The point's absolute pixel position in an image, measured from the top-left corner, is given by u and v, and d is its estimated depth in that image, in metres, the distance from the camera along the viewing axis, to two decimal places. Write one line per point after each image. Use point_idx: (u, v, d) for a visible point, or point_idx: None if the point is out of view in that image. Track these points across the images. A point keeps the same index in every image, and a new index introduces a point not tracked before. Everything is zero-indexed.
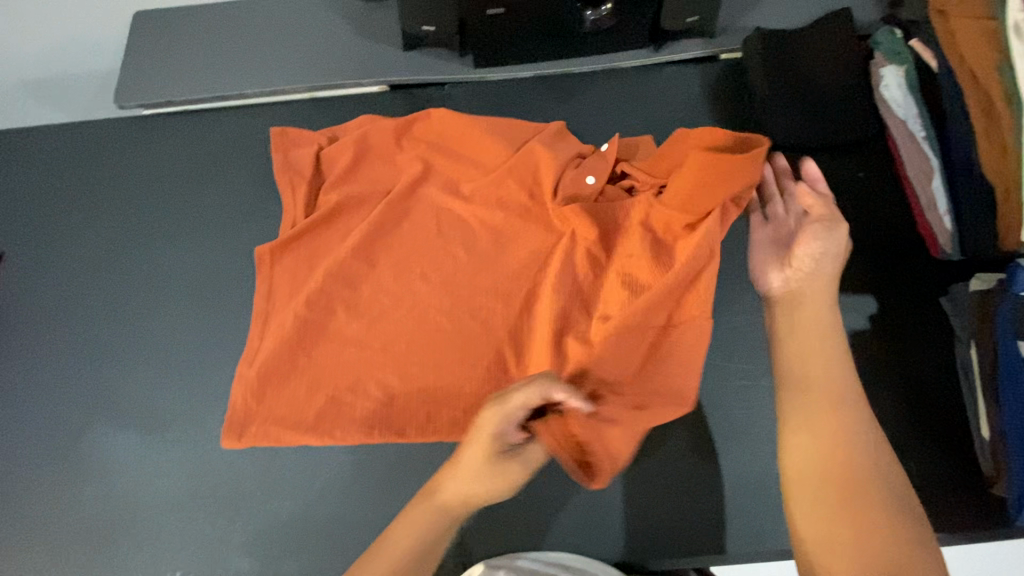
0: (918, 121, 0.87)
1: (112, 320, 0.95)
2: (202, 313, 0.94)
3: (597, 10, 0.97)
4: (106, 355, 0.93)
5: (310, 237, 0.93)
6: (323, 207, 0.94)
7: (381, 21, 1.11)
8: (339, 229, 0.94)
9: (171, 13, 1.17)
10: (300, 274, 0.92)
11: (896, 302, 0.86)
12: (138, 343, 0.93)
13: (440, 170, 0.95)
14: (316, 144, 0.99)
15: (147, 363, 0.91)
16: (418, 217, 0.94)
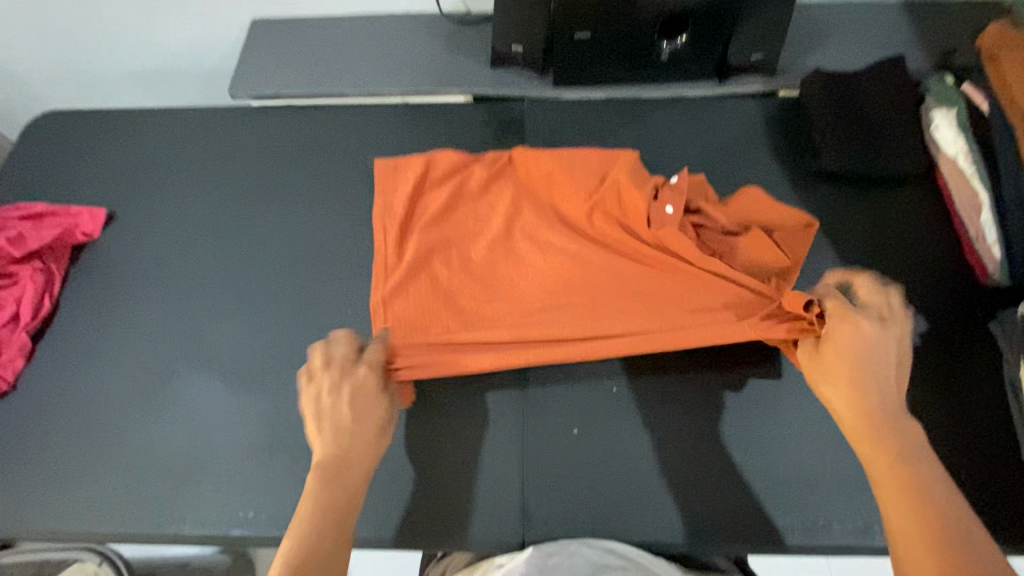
0: (969, 158, 0.95)
1: (208, 280, 1.03)
2: (289, 279, 1.02)
3: (673, 41, 1.07)
4: (202, 310, 1.00)
5: (410, 278, 0.95)
6: (416, 245, 0.97)
7: (472, 40, 1.24)
8: (438, 246, 0.98)
9: (283, 21, 1.31)
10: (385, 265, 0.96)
11: (945, 323, 0.91)
12: (230, 301, 1.01)
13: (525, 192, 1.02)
14: (405, 187, 1.03)
15: (238, 320, 0.99)
16: (518, 254, 0.97)
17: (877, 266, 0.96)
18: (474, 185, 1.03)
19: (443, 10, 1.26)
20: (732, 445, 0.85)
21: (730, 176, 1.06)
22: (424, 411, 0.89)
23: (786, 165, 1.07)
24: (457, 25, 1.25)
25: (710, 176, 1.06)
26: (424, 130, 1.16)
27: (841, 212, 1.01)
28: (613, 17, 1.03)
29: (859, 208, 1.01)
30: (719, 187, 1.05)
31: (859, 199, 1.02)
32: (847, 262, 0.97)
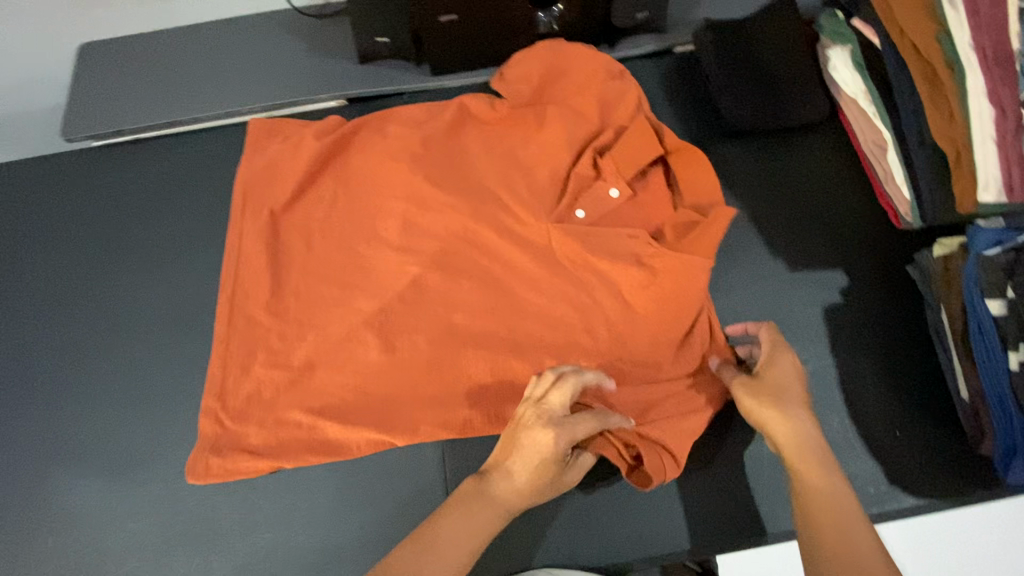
0: (868, 97, 0.88)
1: (88, 364, 0.93)
2: (173, 346, 0.93)
3: (549, 11, 0.97)
4: (85, 400, 0.91)
5: (298, 290, 0.91)
6: (278, 275, 0.92)
7: (336, 35, 1.10)
8: (298, 282, 0.91)
9: (116, 43, 1.12)
10: (265, 304, 0.90)
11: (863, 276, 0.88)
12: (116, 383, 0.91)
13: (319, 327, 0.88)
14: (264, 233, 0.94)
15: (131, 402, 0.90)
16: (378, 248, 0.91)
17: (790, 227, 0.92)
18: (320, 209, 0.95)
19: (296, 4, 1.11)
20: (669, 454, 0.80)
21: None
22: (336, 466, 0.84)
23: (690, 129, 1.00)
24: (316, 18, 1.11)
25: None
26: None
27: (748, 173, 0.96)
28: None
29: (766, 166, 0.96)
30: None
31: (765, 155, 0.97)
32: (762, 226, 0.92)
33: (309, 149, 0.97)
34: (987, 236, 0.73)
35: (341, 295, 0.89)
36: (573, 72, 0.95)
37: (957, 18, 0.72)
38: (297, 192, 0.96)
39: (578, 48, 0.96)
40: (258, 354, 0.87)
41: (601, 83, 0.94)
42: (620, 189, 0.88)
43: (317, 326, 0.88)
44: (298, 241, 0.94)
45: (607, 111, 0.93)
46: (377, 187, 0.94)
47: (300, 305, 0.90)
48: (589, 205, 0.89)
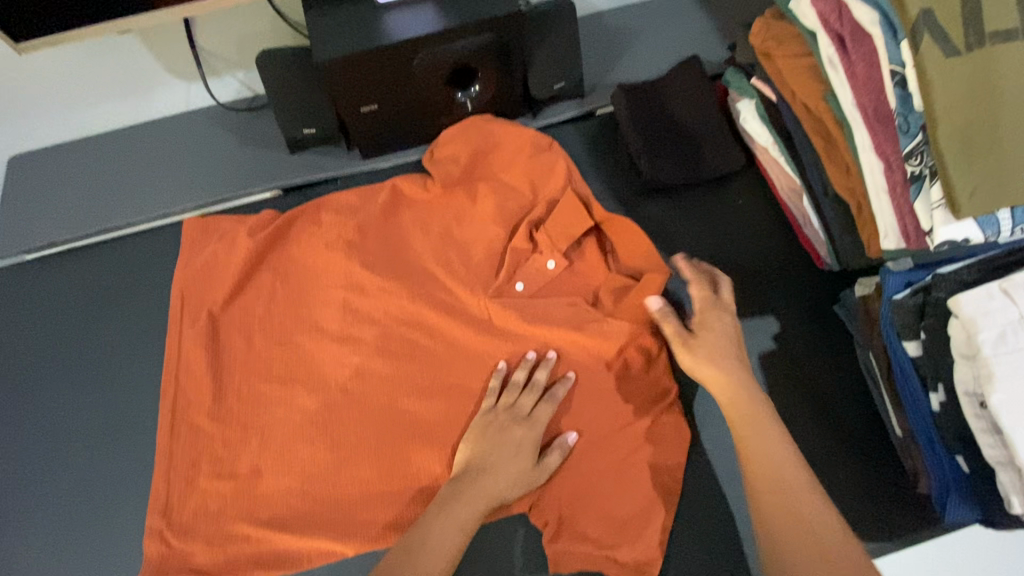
0: (776, 147, 0.93)
1: (31, 486, 0.91)
2: (121, 465, 0.92)
3: (468, 92, 1.01)
4: (32, 524, 0.89)
5: (237, 392, 0.90)
6: (215, 379, 0.90)
7: (265, 126, 1.11)
8: (238, 385, 0.90)
9: (44, 151, 1.12)
10: (207, 409, 0.89)
11: (794, 320, 0.90)
12: (63, 503, 0.90)
13: (262, 431, 0.87)
14: (199, 338, 0.92)
15: (79, 523, 0.89)
16: (317, 342, 0.91)
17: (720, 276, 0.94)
18: (255, 303, 0.94)
19: (222, 99, 1.13)
20: (624, 530, 0.79)
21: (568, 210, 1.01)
22: None
23: (617, 187, 1.03)
24: (246, 111, 1.12)
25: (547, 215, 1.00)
26: None
27: (678, 226, 0.99)
28: (391, 83, 0.93)
29: (693, 217, 1.00)
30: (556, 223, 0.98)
31: (691, 206, 1.01)
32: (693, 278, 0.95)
33: (241, 245, 0.97)
34: (897, 280, 0.76)
35: (282, 393, 0.88)
36: (503, 148, 0.98)
37: (839, 78, 0.75)
38: (231, 290, 0.95)
39: (500, 125, 0.98)
40: (202, 462, 0.86)
41: (526, 156, 0.97)
42: (558, 260, 0.90)
43: (260, 427, 0.87)
44: (235, 341, 0.93)
45: (537, 185, 0.96)
46: (312, 279, 0.94)
47: (242, 408, 0.89)
48: (526, 279, 0.90)
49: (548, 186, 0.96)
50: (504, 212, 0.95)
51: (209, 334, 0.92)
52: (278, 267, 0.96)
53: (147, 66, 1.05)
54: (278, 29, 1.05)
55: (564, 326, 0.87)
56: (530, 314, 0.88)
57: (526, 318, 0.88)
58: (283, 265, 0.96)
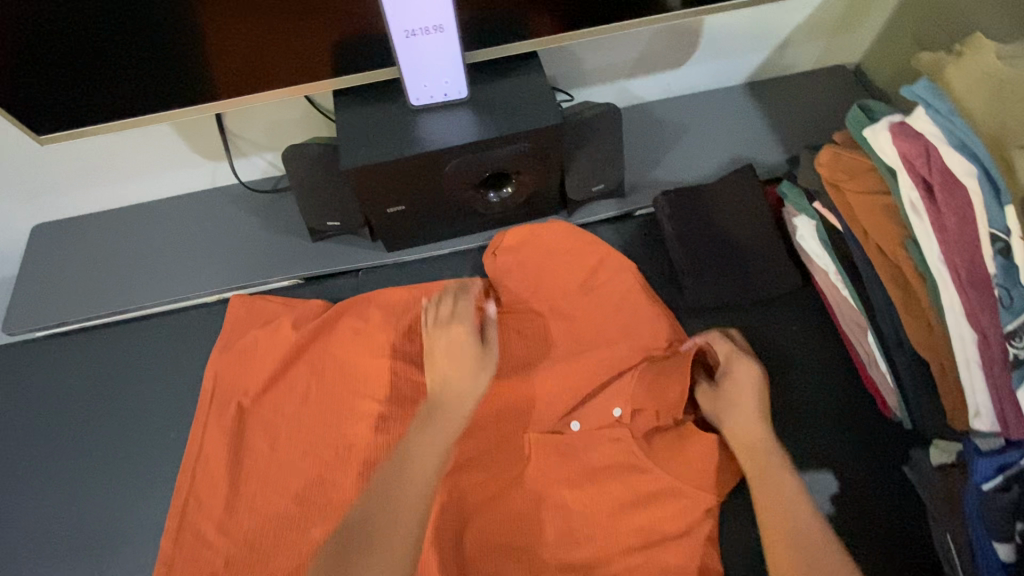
0: (839, 277, 0.83)
1: None
2: (111, 574, 0.87)
3: (500, 191, 0.94)
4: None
5: (234, 516, 0.82)
6: (212, 499, 0.84)
7: (290, 209, 1.07)
8: (234, 507, 0.83)
9: (68, 222, 1.10)
10: (213, 522, 0.82)
11: (857, 479, 0.79)
12: None
13: (257, 566, 0.79)
14: (202, 447, 0.87)
15: None
16: (325, 464, 0.84)
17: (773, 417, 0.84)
18: (262, 412, 0.88)
19: (248, 178, 1.10)
20: None
21: None
22: None
23: None
24: (270, 192, 1.08)
25: None
26: None
27: None
28: (419, 185, 0.88)
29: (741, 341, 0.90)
30: None
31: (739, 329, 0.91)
32: None
33: (260, 341, 0.92)
34: (987, 464, 0.65)
35: (281, 520, 0.81)
36: (569, 264, 0.92)
37: (924, 227, 0.65)
38: (240, 390, 0.89)
39: (554, 233, 0.92)
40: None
41: (582, 268, 0.91)
42: (624, 408, 0.81)
43: (257, 555, 0.80)
44: (243, 447, 0.86)
45: (591, 303, 0.89)
46: (324, 390, 0.88)
47: (237, 535, 0.81)
48: (556, 410, 0.85)
49: (608, 306, 0.89)
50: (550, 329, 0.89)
51: (222, 435, 0.87)
52: (288, 372, 0.90)
53: (176, 148, 1.02)
54: (309, 116, 1.01)
55: (600, 473, 0.79)
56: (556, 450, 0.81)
57: (552, 459, 0.81)
58: (294, 370, 0.90)
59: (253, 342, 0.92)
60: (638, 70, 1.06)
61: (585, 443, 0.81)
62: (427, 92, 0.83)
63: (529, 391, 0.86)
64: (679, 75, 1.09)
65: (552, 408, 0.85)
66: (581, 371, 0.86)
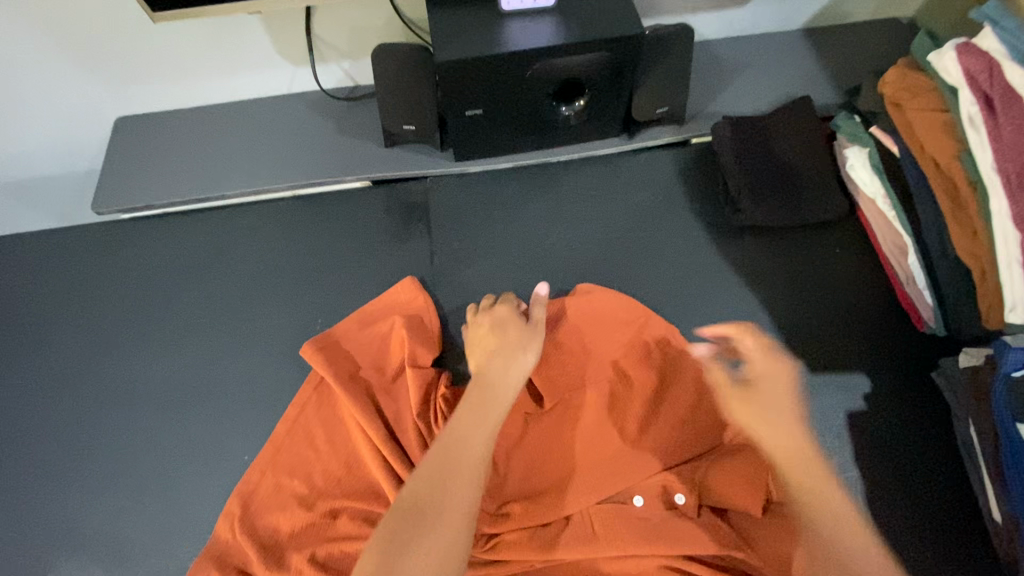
0: (886, 201, 0.89)
1: (99, 438, 0.92)
2: (182, 429, 0.91)
3: (571, 106, 1.00)
4: (97, 484, 0.89)
5: (323, 411, 0.88)
6: (303, 399, 0.88)
7: (364, 117, 1.13)
8: (321, 400, 0.88)
9: (154, 117, 1.16)
10: (316, 451, 0.85)
11: (888, 382, 0.86)
12: (124, 461, 0.90)
13: (341, 441, 0.86)
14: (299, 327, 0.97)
15: (138, 484, 0.88)
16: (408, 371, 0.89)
17: (815, 327, 0.91)
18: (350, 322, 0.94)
19: (325, 86, 1.16)
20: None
21: (669, 249, 1.00)
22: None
23: (707, 221, 1.01)
24: (346, 100, 1.14)
25: (646, 249, 1.00)
26: (323, 229, 1.06)
27: (769, 268, 0.96)
28: (500, 88, 0.93)
29: (788, 259, 0.97)
30: (653, 262, 0.99)
31: (786, 248, 0.98)
32: (783, 324, 0.92)
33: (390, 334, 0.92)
34: (1016, 355, 0.72)
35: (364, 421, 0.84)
36: (621, 316, 0.92)
37: (979, 138, 0.71)
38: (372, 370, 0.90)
39: (613, 299, 0.93)
40: (291, 479, 0.83)
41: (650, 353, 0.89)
42: (689, 497, 0.79)
43: (336, 416, 0.87)
44: (350, 418, 0.86)
45: (644, 375, 0.88)
46: (401, 288, 0.96)
47: (324, 427, 0.87)
48: (630, 330, 0.91)
49: (679, 370, 0.88)
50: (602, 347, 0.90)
51: (348, 403, 0.86)
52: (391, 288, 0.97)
53: (263, 48, 1.08)
54: (391, 24, 1.06)
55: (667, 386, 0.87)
56: (621, 356, 0.89)
57: (621, 367, 0.89)
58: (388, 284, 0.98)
59: (387, 332, 0.93)
60: (703, 6, 1.11)
61: (650, 519, 0.77)
62: None
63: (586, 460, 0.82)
64: (741, 15, 1.14)
65: (624, 324, 0.91)
66: (642, 450, 0.82)
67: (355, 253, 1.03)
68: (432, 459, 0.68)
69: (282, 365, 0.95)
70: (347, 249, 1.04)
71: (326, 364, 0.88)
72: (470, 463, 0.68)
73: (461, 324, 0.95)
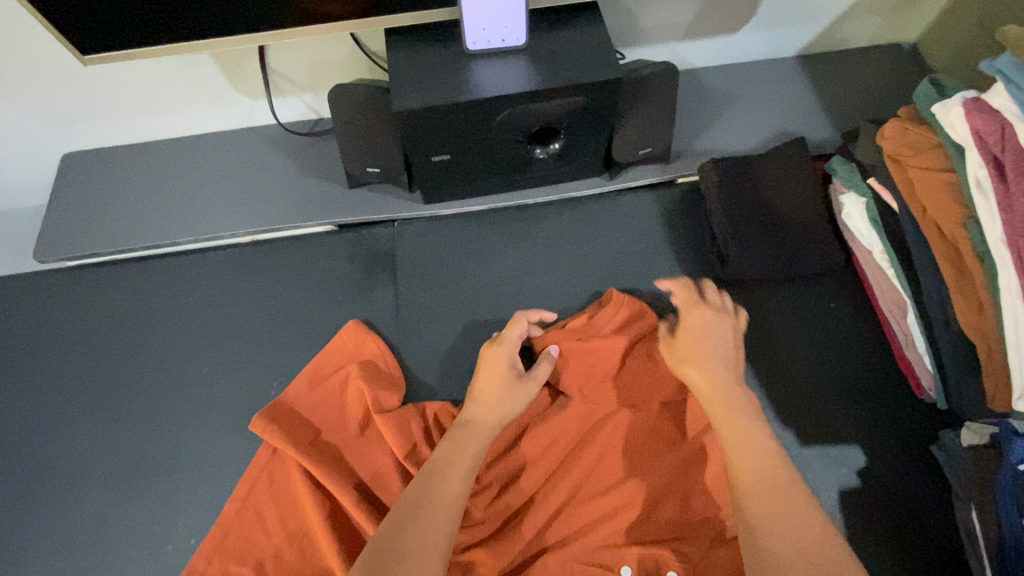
0: (885, 255, 0.82)
1: (37, 515, 0.85)
2: (130, 504, 0.85)
3: (546, 148, 0.93)
4: (35, 569, 0.82)
5: (278, 487, 0.81)
6: (259, 471, 0.82)
7: (327, 154, 1.06)
8: (272, 476, 0.82)
9: (104, 153, 1.08)
10: (268, 534, 0.79)
11: (884, 455, 0.81)
12: (65, 541, 0.84)
13: (294, 522, 0.80)
14: (254, 390, 0.91)
15: (79, 567, 0.82)
16: (373, 440, 0.83)
17: (807, 391, 0.85)
18: (307, 385, 0.87)
19: (286, 121, 1.08)
20: None
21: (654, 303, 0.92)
22: None
23: (693, 271, 0.94)
24: (308, 135, 1.07)
25: None
26: (283, 278, 0.99)
27: (758, 324, 0.90)
28: (468, 134, 0.86)
29: (778, 314, 0.90)
30: None
31: (776, 303, 0.91)
32: (772, 389, 0.85)
33: (350, 394, 0.86)
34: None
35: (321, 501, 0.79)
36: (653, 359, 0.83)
37: (988, 208, 0.65)
38: (333, 437, 0.84)
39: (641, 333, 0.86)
40: (240, 567, 0.77)
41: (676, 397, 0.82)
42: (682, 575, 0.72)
43: (288, 495, 0.81)
44: (304, 496, 0.79)
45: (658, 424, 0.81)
46: (361, 348, 0.90)
47: (277, 505, 0.80)
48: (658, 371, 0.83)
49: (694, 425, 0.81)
50: (637, 381, 0.83)
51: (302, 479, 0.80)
52: (346, 342, 0.90)
53: (215, 81, 1.00)
54: (353, 57, 0.98)
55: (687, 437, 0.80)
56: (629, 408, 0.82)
57: (644, 414, 0.81)
58: (346, 338, 0.90)
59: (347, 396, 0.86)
60: (690, 34, 1.03)
61: None
62: (485, 37, 0.82)
63: (583, 510, 0.77)
64: (729, 43, 1.06)
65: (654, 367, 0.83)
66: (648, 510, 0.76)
67: (316, 306, 0.96)
68: (390, 523, 0.61)
69: (237, 433, 0.88)
70: (308, 301, 0.97)
71: (280, 436, 0.81)
72: (434, 528, 0.61)
73: (428, 387, 0.88)
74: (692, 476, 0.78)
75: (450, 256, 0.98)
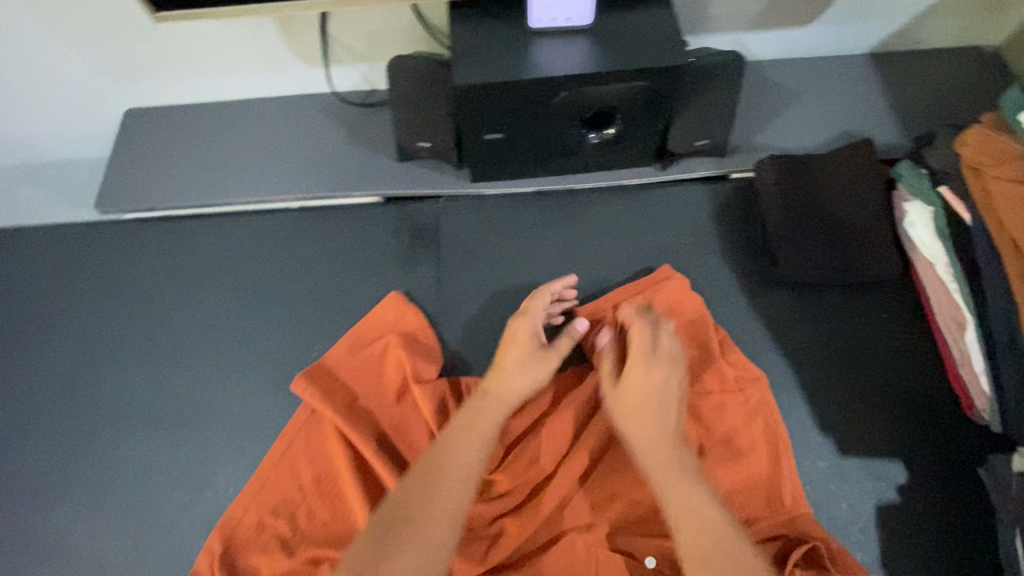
0: (949, 269, 0.78)
1: (88, 452, 0.90)
2: (173, 450, 0.89)
3: (601, 132, 0.91)
4: (84, 502, 0.87)
5: (313, 446, 0.84)
6: (297, 429, 0.85)
7: (379, 126, 1.06)
8: (309, 434, 0.84)
9: (165, 111, 1.11)
10: (302, 490, 0.82)
11: (927, 472, 0.78)
12: (113, 479, 0.88)
13: (328, 481, 0.82)
14: (295, 353, 0.93)
15: (125, 505, 0.86)
16: (408, 408, 0.85)
17: (851, 401, 0.83)
18: (347, 351, 0.89)
19: (341, 90, 1.09)
20: None
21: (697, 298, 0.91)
22: None
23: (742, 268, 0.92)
24: (362, 106, 1.08)
25: None
26: (329, 246, 1.00)
27: (806, 328, 0.87)
28: (524, 114, 0.85)
29: (826, 320, 0.87)
30: None
31: (825, 308, 0.88)
32: (815, 395, 0.83)
33: (388, 364, 0.87)
34: None
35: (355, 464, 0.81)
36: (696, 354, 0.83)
37: None
38: (370, 403, 0.85)
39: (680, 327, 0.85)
40: (275, 519, 0.80)
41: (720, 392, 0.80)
42: None
43: (324, 455, 0.83)
44: (339, 458, 0.82)
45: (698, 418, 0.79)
46: (401, 320, 0.91)
47: (312, 463, 0.83)
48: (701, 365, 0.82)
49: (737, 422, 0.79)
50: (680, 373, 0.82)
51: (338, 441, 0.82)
52: (387, 313, 0.91)
53: (276, 46, 1.01)
54: (412, 29, 0.98)
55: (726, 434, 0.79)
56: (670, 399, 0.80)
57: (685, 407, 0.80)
58: (388, 309, 0.92)
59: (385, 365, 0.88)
60: (758, 25, 1.00)
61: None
62: (550, 15, 0.80)
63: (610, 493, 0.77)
64: (799, 36, 1.02)
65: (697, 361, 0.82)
66: None
67: (359, 276, 0.98)
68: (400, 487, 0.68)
69: (277, 393, 0.91)
70: (352, 271, 0.98)
71: (319, 398, 0.83)
72: (443, 498, 0.67)
73: (464, 364, 0.89)
74: (728, 472, 0.77)
75: (495, 236, 0.98)
